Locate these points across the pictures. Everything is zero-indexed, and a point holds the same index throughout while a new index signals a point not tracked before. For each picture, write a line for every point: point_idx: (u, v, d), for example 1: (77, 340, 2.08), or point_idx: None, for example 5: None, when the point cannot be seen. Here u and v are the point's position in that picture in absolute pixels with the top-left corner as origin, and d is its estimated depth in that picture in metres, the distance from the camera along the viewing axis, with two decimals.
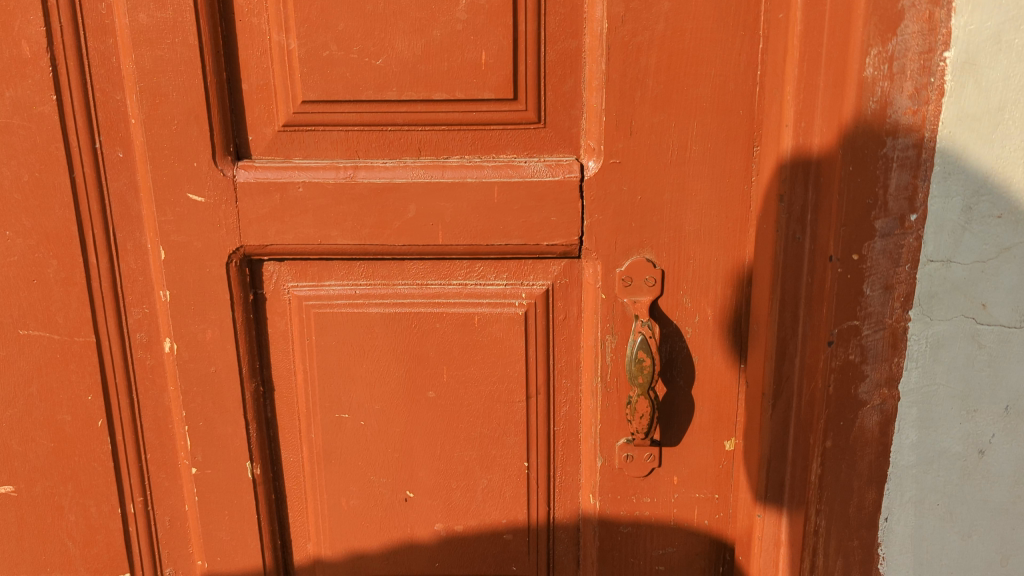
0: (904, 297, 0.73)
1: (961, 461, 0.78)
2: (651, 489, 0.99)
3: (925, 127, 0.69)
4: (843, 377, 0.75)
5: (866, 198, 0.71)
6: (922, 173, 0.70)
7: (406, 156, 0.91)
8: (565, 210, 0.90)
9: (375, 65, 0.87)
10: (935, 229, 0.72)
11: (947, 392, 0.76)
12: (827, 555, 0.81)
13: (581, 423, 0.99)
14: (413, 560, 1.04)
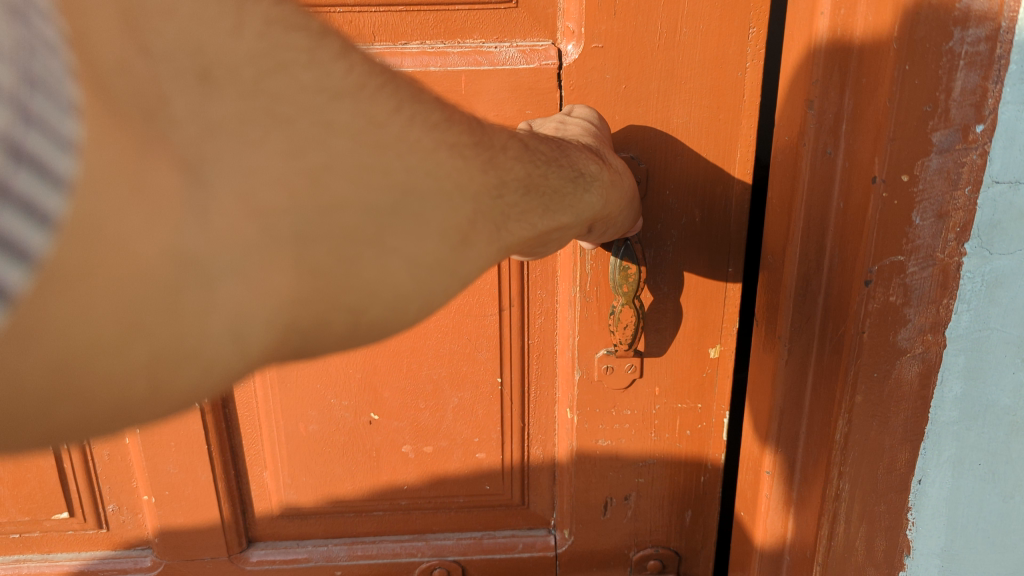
0: (959, 227, 0.66)
1: (1010, 415, 0.74)
2: (631, 401, 0.94)
3: (1001, 15, 0.60)
4: (881, 321, 0.70)
5: (923, 103, 0.63)
6: (994, 73, 0.61)
7: (360, 43, 0.80)
8: (541, 101, 0.80)
9: None
10: (1005, 144, 0.63)
11: (1001, 337, 0.71)
12: (850, 521, 0.79)
13: (557, 335, 0.92)
14: (380, 483, 0.98)
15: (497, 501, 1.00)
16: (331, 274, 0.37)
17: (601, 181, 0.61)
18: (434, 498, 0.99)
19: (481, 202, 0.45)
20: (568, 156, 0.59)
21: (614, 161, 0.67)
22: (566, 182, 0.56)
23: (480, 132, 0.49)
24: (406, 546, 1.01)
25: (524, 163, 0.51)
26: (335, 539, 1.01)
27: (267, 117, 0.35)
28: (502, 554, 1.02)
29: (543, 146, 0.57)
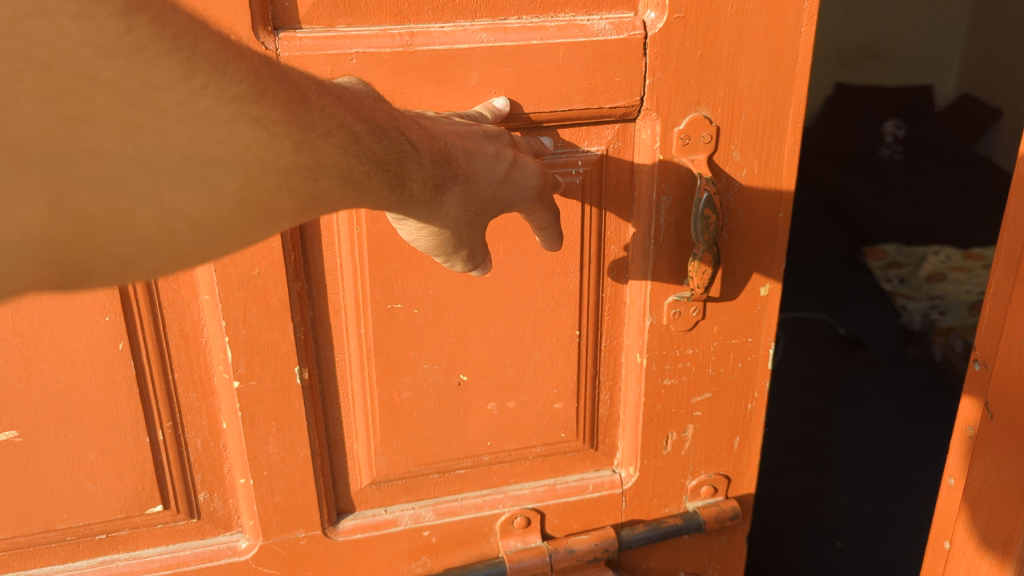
0: None
1: None
2: (693, 341, 1.04)
3: None
4: None
5: None
6: None
7: (462, 20, 0.83)
8: (629, 69, 0.87)
9: None
10: None
11: None
12: None
13: (628, 287, 1.00)
14: (466, 441, 1.03)
15: (570, 447, 1.07)
16: (94, 217, 0.48)
17: (433, 159, 0.67)
18: (514, 450, 1.05)
19: (268, 175, 0.53)
20: (404, 166, 0.64)
21: (484, 146, 0.74)
22: (386, 184, 0.63)
23: (297, 95, 0.55)
24: (487, 500, 1.07)
25: (344, 154, 0.58)
26: (420, 502, 1.05)
27: (20, 60, 0.43)
28: (576, 496, 1.09)
29: (382, 116, 0.64)
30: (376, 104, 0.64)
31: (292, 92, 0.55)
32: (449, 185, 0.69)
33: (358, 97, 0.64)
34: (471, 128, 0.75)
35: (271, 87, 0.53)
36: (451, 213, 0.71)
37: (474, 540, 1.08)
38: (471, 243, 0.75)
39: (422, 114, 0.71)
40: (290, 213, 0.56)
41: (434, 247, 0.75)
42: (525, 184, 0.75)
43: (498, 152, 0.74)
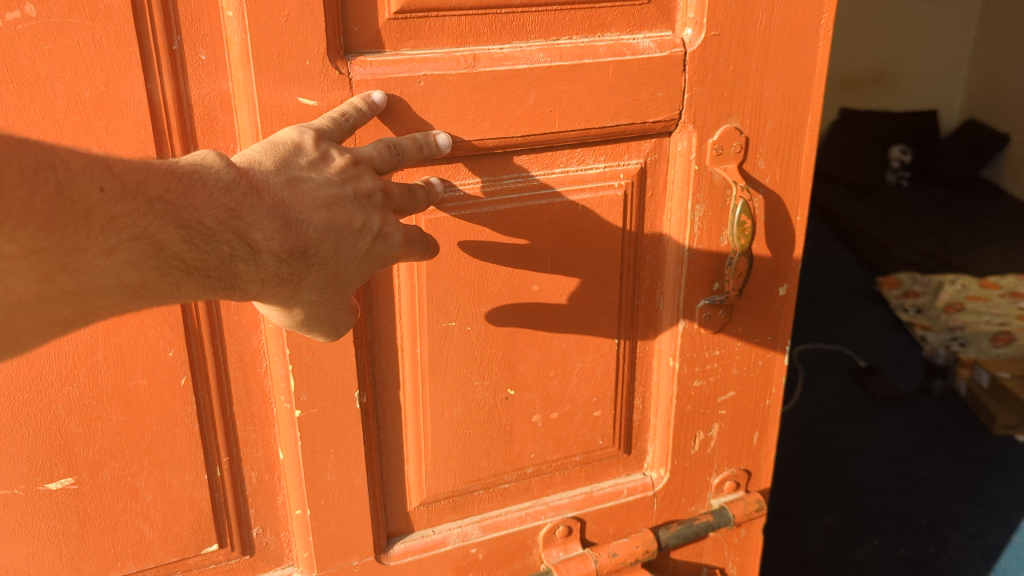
0: None
1: None
2: (720, 342, 1.07)
3: None
4: None
5: None
6: None
7: (518, 41, 0.85)
8: (670, 85, 0.91)
9: None
10: None
11: None
12: None
13: (663, 293, 1.03)
14: (511, 454, 1.04)
15: (606, 454, 1.10)
16: None
17: (269, 253, 0.67)
18: (555, 461, 1.07)
19: (0, 309, 0.57)
20: (234, 269, 0.66)
21: (348, 224, 0.72)
22: (205, 287, 0.65)
23: (68, 215, 0.56)
24: (530, 512, 1.07)
25: (132, 274, 0.60)
26: (465, 520, 1.05)
27: None
28: (612, 501, 1.11)
29: (214, 214, 0.63)
30: (213, 201, 0.63)
31: (57, 213, 0.55)
32: (294, 277, 0.70)
33: (202, 188, 0.63)
34: (344, 187, 0.72)
35: (20, 215, 0.54)
36: (309, 297, 0.73)
37: (517, 553, 1.08)
38: (324, 318, 0.76)
39: (287, 188, 0.69)
40: (41, 334, 0.59)
41: (287, 323, 0.76)
42: (386, 255, 0.76)
43: (370, 229, 0.74)
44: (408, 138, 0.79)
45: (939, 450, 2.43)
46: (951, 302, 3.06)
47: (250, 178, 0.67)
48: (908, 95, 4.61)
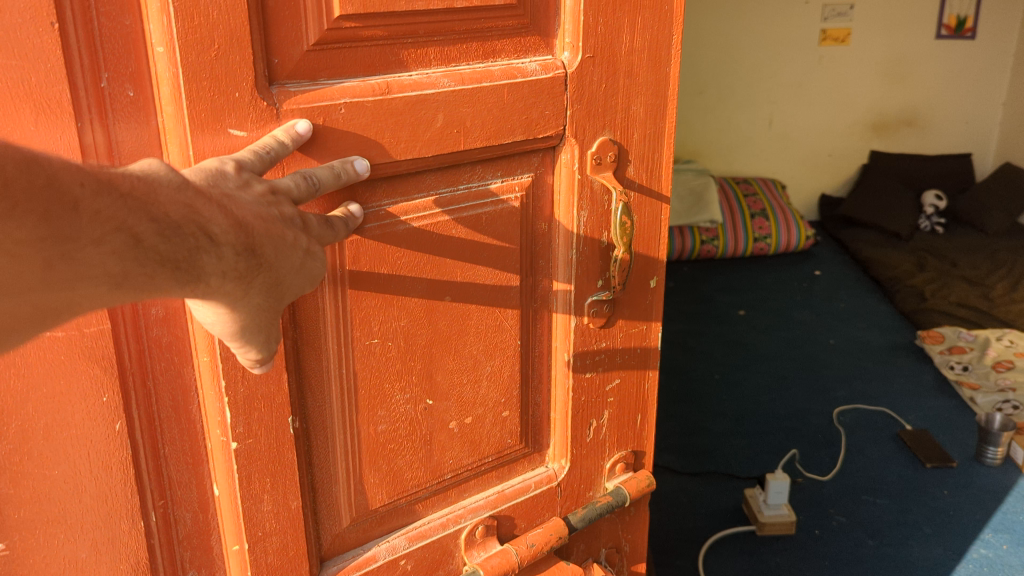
0: None
1: None
2: (606, 335, 1.18)
3: None
4: None
5: None
6: None
7: (424, 68, 0.91)
8: (554, 103, 1.01)
9: None
10: None
11: None
12: None
13: (555, 296, 1.12)
14: (432, 462, 1.07)
15: (515, 452, 1.16)
16: None
17: (229, 251, 0.70)
18: (471, 464, 1.12)
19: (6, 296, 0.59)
20: (199, 262, 0.68)
21: (288, 234, 0.76)
22: (174, 282, 0.67)
23: (60, 205, 0.58)
24: (451, 517, 1.10)
25: (115, 263, 0.62)
26: (391, 534, 1.07)
27: None
28: (522, 496, 1.16)
29: (180, 209, 0.66)
30: (175, 197, 0.66)
31: (52, 203, 0.58)
32: (243, 277, 0.73)
33: (160, 186, 0.66)
34: (270, 209, 0.75)
35: (24, 202, 0.56)
36: (251, 300, 0.75)
37: (441, 559, 1.10)
38: (260, 329, 0.77)
39: (228, 196, 0.72)
40: (37, 323, 0.61)
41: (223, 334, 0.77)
42: (314, 270, 0.80)
43: (300, 239, 0.78)
44: (324, 167, 0.83)
45: (993, 523, 2.51)
46: (999, 359, 3.21)
47: (193, 181, 0.70)
48: (938, 138, 5.09)
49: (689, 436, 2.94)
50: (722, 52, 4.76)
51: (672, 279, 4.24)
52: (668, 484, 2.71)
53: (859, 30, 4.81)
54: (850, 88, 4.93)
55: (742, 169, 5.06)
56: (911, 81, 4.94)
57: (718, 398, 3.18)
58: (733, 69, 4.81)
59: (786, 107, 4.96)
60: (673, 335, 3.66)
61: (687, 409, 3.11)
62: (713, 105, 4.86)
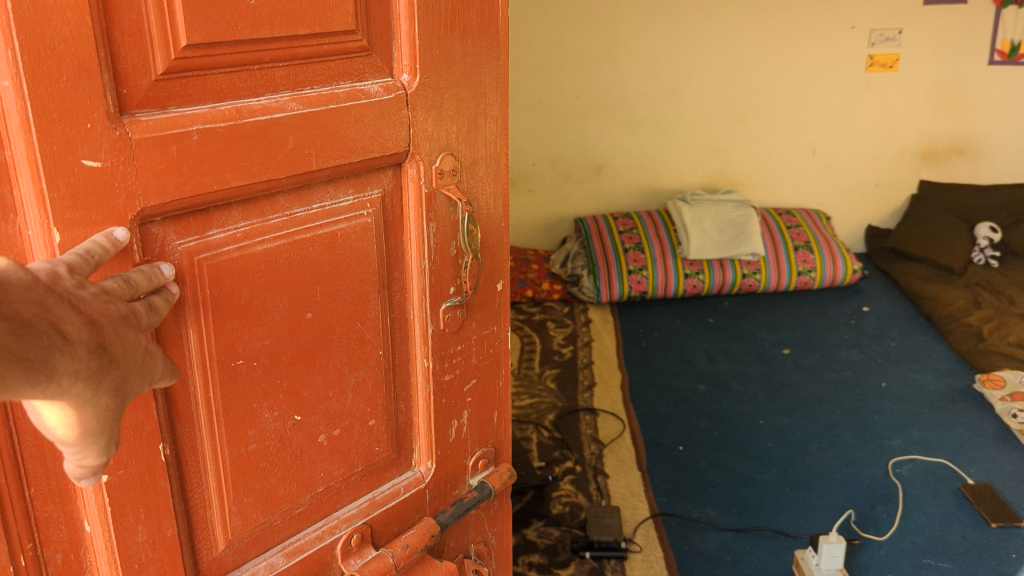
0: None
1: None
2: (461, 339, 1.24)
3: None
4: None
5: None
6: None
7: (273, 93, 0.94)
8: (397, 120, 1.06)
9: (250, 4, 0.89)
10: None
11: None
12: None
13: (411, 305, 1.17)
14: (304, 478, 1.09)
15: (383, 458, 1.20)
16: None
17: (78, 349, 0.76)
18: (341, 475, 1.15)
19: None
20: (50, 359, 0.74)
21: (131, 333, 0.82)
22: (25, 378, 0.72)
23: None
24: (325, 529, 1.13)
25: None
26: (267, 552, 1.08)
27: None
28: (392, 501, 1.20)
29: (29, 306, 0.73)
30: (27, 293, 0.73)
31: None
32: (94, 375, 0.78)
33: (12, 283, 0.72)
34: (112, 309, 0.80)
35: None
36: (102, 400, 0.79)
37: (320, 571, 1.13)
38: (108, 431, 0.80)
39: (79, 297, 0.77)
40: None
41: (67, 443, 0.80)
42: (156, 372, 0.85)
43: (142, 338, 0.83)
44: (138, 273, 0.84)
45: None
46: None
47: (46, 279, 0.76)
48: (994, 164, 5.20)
49: (735, 488, 3.16)
50: (767, 82, 5.00)
51: (711, 315, 4.56)
52: (712, 541, 2.91)
53: (907, 56, 4.95)
54: (902, 116, 5.07)
55: (785, 200, 5.27)
56: (962, 107, 5.06)
57: (765, 445, 3.42)
58: (771, 99, 5.03)
59: (831, 136, 5.13)
60: (717, 375, 3.93)
61: (728, 457, 3.34)
62: (754, 133, 5.10)
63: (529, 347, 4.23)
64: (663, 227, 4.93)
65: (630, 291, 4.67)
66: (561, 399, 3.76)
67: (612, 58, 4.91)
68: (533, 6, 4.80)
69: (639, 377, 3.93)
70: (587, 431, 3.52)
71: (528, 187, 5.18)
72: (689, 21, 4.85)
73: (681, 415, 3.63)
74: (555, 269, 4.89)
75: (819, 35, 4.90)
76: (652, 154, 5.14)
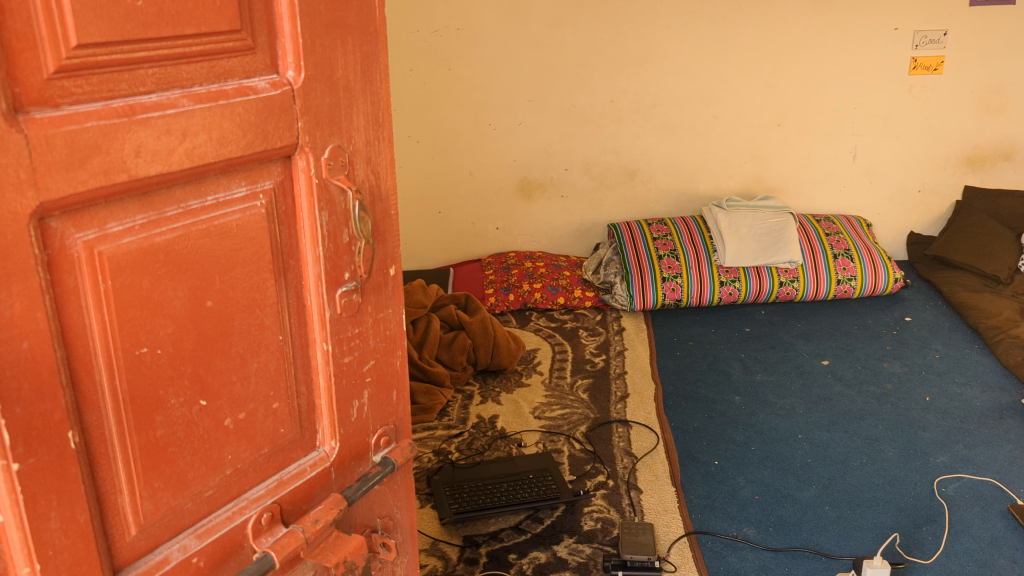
0: None
1: None
2: (358, 322, 1.30)
3: None
4: None
5: None
6: None
7: (163, 91, 0.99)
8: (284, 115, 1.12)
9: (136, 6, 0.94)
10: None
11: None
12: None
13: (308, 292, 1.23)
14: (211, 460, 1.14)
15: (287, 439, 1.25)
16: None
17: None
18: (247, 457, 1.19)
19: None
20: None
21: None
22: None
23: None
24: (235, 509, 1.17)
25: None
26: (179, 535, 1.11)
27: None
28: (298, 480, 1.26)
29: None
30: None
31: None
32: None
33: None
34: None
35: None
36: None
37: (233, 550, 1.17)
38: None
39: None
40: None
41: None
42: None
43: None
44: None
45: None
46: None
47: None
48: None
49: (772, 507, 3.51)
50: (806, 87, 5.70)
51: (748, 324, 5.22)
52: (750, 561, 3.21)
53: (951, 58, 5.67)
54: (945, 119, 5.82)
55: (822, 204, 6.04)
56: (1005, 111, 5.83)
57: (805, 461, 3.83)
58: (814, 104, 5.75)
59: (869, 140, 5.88)
60: (763, 385, 4.49)
61: (768, 474, 3.73)
62: (790, 136, 5.81)
63: (562, 356, 4.76)
64: (699, 234, 5.59)
65: (665, 298, 5.31)
66: (594, 411, 4.20)
67: (647, 61, 5.54)
68: (568, 11, 5.37)
69: (673, 390, 4.44)
70: (620, 444, 3.92)
71: (561, 193, 5.81)
72: (772, 48, 5.58)
73: (717, 428, 4.10)
74: (589, 276, 5.53)
75: (870, 40, 5.62)
76: (687, 158, 5.80)
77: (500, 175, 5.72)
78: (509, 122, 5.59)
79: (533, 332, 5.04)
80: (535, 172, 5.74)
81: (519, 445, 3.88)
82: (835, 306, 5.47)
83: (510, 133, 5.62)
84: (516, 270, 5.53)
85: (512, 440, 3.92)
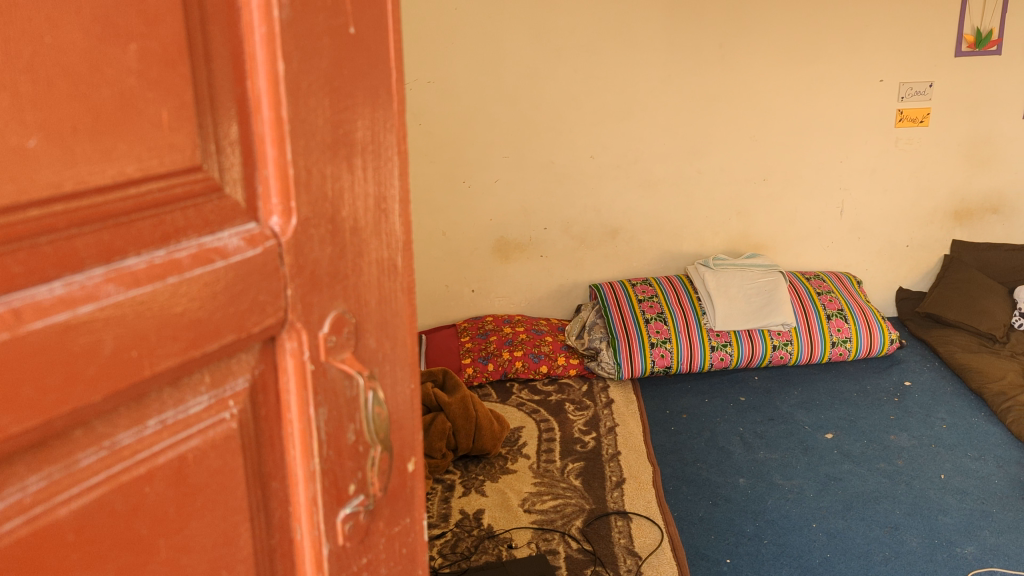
0: None
1: None
2: (366, 549, 0.92)
3: None
4: None
5: None
6: None
7: (77, 274, 0.63)
8: (267, 284, 0.76)
9: (27, 147, 0.58)
10: None
11: None
12: None
13: (297, 522, 0.86)
14: None
15: None
16: None
17: None
18: None
19: None
20: None
21: None
22: None
23: None
24: None
25: None
26: None
27: None
28: None
29: None
30: None
31: None
32: None
33: None
34: None
35: None
36: None
37: None
38: None
39: None
40: None
41: None
42: None
43: None
44: None
45: None
46: None
47: None
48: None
49: None
50: (790, 140, 5.45)
51: (742, 392, 4.90)
52: None
53: (937, 110, 5.47)
54: (934, 174, 5.61)
55: (811, 261, 5.79)
56: (994, 164, 5.62)
57: (824, 557, 3.49)
58: (802, 159, 5.51)
59: (856, 195, 5.65)
60: (764, 465, 4.16)
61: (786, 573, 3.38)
62: (776, 192, 5.56)
63: (549, 435, 4.38)
64: (685, 294, 5.29)
65: (654, 365, 4.96)
66: (589, 500, 3.81)
67: (629, 114, 5.26)
68: (544, 61, 5.08)
69: (671, 472, 4.10)
70: (621, 541, 3.53)
71: (539, 252, 5.48)
72: (757, 100, 5.33)
73: (724, 518, 3.75)
74: (572, 340, 5.16)
75: (857, 92, 5.40)
76: (671, 215, 5.52)
77: (474, 235, 5.37)
78: (485, 179, 5.26)
79: (515, 407, 4.66)
80: (512, 232, 5.40)
81: (509, 547, 3.48)
82: (831, 369, 5.19)
83: (486, 191, 5.29)
84: (494, 336, 5.17)
85: (501, 541, 3.53)
